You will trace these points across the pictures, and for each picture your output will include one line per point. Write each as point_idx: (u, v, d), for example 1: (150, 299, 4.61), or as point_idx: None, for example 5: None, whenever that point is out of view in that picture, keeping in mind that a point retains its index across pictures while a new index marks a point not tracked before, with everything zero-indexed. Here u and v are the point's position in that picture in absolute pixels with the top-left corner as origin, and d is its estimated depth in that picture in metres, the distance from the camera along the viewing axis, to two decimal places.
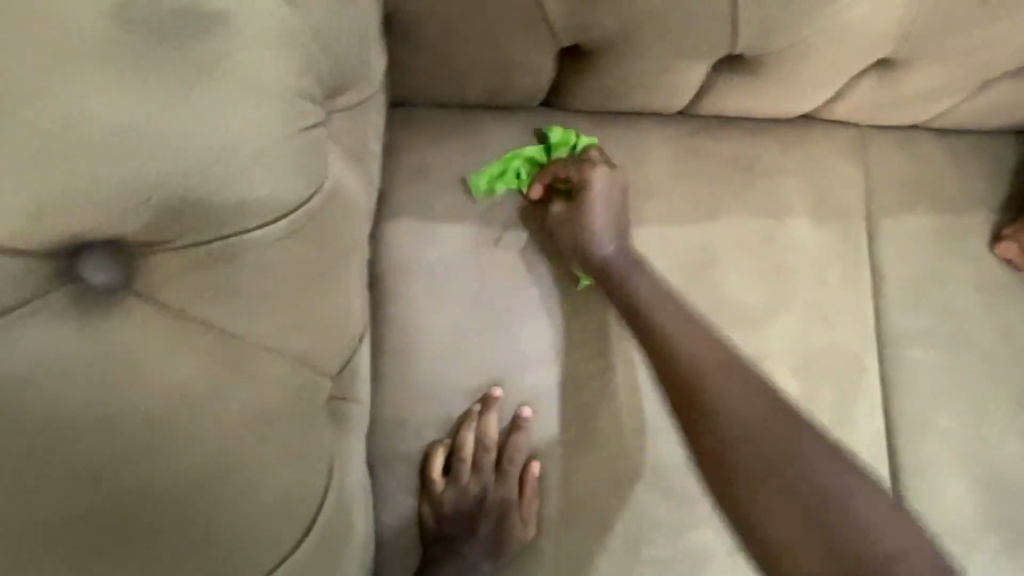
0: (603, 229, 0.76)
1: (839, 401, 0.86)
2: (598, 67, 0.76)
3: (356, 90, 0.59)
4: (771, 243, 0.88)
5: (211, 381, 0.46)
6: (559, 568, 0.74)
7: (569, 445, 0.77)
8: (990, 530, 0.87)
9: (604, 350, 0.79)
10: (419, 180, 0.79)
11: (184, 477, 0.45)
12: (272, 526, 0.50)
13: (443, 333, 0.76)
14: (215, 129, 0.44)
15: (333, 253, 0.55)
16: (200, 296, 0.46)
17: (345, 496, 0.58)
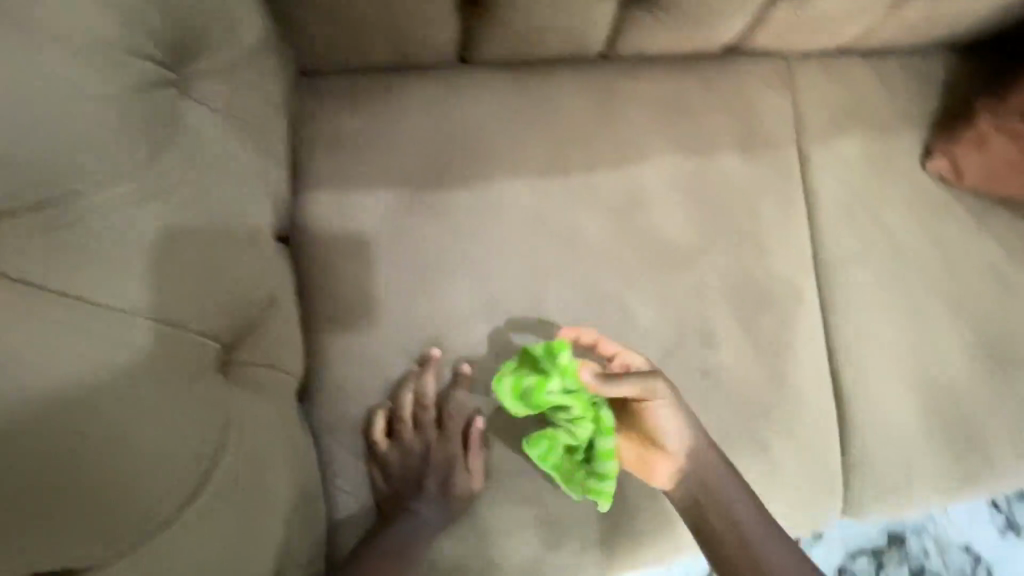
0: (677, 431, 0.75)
1: (780, 330, 0.88)
2: (501, 15, 0.74)
3: (218, 50, 0.58)
4: (703, 180, 0.88)
5: (60, 333, 0.41)
6: (509, 509, 0.77)
7: None
8: (931, 435, 0.90)
9: (538, 300, 0.81)
10: (335, 148, 0.77)
11: (29, 449, 0.38)
12: (162, 489, 0.46)
13: (374, 300, 0.76)
14: (35, 82, 0.40)
15: (210, 219, 0.54)
16: (35, 255, 0.42)
17: (259, 456, 0.56)
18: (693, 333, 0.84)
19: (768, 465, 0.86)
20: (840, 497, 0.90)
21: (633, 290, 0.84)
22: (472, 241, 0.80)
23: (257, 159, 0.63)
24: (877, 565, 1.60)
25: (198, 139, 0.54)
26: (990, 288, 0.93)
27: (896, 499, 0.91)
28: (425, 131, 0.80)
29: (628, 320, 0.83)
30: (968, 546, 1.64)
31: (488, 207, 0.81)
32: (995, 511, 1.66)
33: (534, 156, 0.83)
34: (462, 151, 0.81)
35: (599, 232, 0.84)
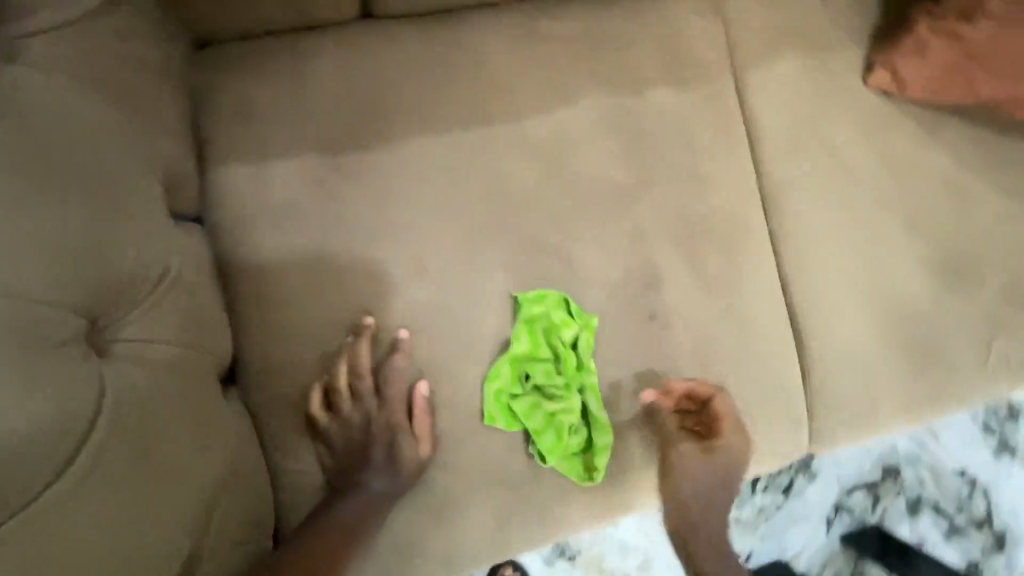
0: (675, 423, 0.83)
1: (726, 266, 0.86)
2: None
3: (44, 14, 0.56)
4: (635, 121, 0.85)
5: None
6: (465, 469, 0.77)
7: (455, 356, 0.78)
8: (890, 357, 0.89)
9: (474, 257, 0.79)
10: (239, 120, 0.73)
11: None
12: (19, 463, 0.43)
13: (300, 273, 0.74)
14: None
15: (69, 182, 0.50)
16: None
17: (146, 429, 0.51)
18: (636, 277, 0.83)
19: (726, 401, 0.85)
20: (806, 429, 0.90)
21: (572, 237, 0.82)
22: (397, 206, 0.77)
23: (136, 135, 0.59)
24: (873, 496, 1.61)
25: (46, 108, 0.52)
26: (940, 201, 0.90)
27: (862, 424, 0.90)
28: (334, 92, 0.76)
29: (568, 271, 0.81)
30: (964, 470, 1.63)
31: (411, 169, 0.78)
32: (990, 433, 1.65)
33: (453, 107, 0.79)
34: (377, 111, 0.77)
35: (531, 184, 0.81)
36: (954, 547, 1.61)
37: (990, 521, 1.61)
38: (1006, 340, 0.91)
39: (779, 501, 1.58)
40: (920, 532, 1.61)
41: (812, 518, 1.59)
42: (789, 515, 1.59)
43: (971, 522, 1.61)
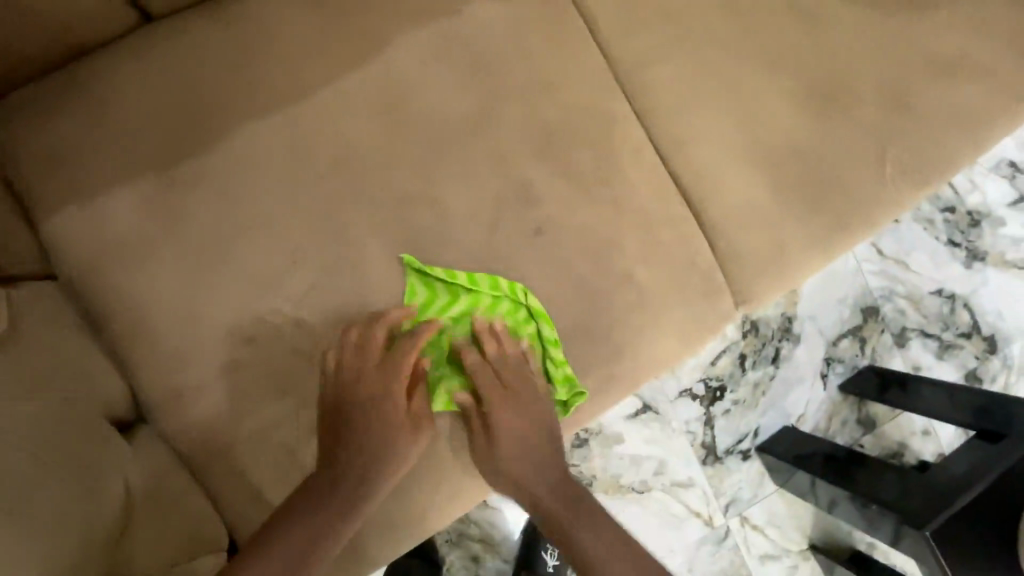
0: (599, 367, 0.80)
1: (598, 157, 0.84)
2: None
3: None
4: (461, 42, 0.81)
5: None
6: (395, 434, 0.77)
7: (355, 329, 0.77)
8: (788, 199, 0.88)
9: (341, 230, 0.77)
10: (49, 167, 0.71)
11: None
12: None
13: (165, 299, 0.73)
14: None
15: None
16: None
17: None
18: (509, 197, 0.82)
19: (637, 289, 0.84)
20: (728, 294, 0.89)
21: (432, 180, 0.80)
22: (244, 200, 0.75)
23: None
24: (860, 340, 1.63)
25: None
26: (791, 29, 0.89)
27: (783, 272, 0.89)
28: (138, 110, 0.73)
29: (440, 212, 0.80)
30: (941, 288, 1.64)
31: (246, 159, 0.75)
32: (957, 246, 1.65)
33: (268, 87, 0.76)
34: (191, 113, 0.74)
35: (375, 138, 0.79)
36: (950, 363, 1.63)
37: (978, 329, 1.63)
38: (897, 148, 0.91)
39: (771, 372, 1.59)
40: (913, 360, 1.63)
41: (806, 378, 1.61)
42: (783, 383, 1.60)
43: (959, 335, 1.63)
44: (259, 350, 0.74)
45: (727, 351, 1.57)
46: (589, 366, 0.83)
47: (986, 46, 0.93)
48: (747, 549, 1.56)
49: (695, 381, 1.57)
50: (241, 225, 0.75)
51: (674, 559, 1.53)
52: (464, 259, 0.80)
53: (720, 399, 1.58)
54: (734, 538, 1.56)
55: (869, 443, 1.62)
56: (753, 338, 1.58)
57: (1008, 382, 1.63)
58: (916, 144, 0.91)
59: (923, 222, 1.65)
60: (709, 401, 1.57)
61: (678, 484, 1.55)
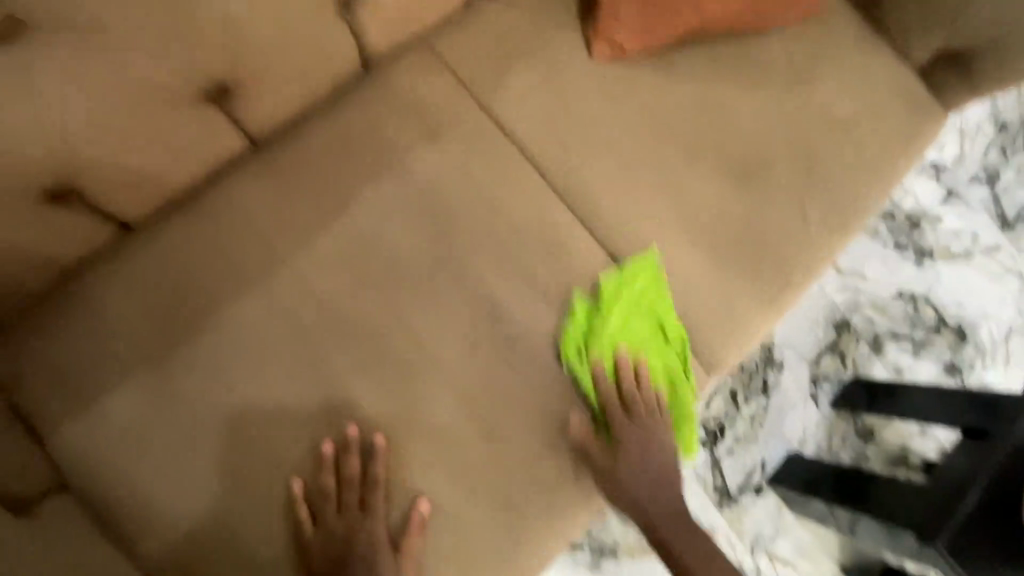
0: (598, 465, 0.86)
1: (556, 266, 0.92)
2: (101, 190, 0.72)
3: None
4: (415, 188, 0.89)
5: None
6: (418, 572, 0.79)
7: (380, 496, 0.79)
8: (735, 269, 0.98)
9: (335, 386, 0.81)
10: (52, 385, 0.75)
11: None
12: None
13: (175, 488, 0.75)
14: None
15: None
16: None
17: None
18: (484, 319, 0.87)
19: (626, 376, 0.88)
20: (699, 365, 0.96)
21: (411, 317, 0.85)
22: (238, 374, 0.79)
23: None
24: (840, 355, 1.70)
25: None
26: (702, 122, 1.00)
27: (744, 335, 0.97)
28: (133, 315, 0.78)
29: (423, 347, 0.84)
30: (900, 290, 1.74)
31: (235, 335, 0.80)
32: (904, 248, 1.77)
33: (246, 266, 0.82)
34: (179, 305, 0.79)
35: (350, 291, 0.84)
36: (928, 359, 1.71)
37: (944, 321, 1.73)
38: (816, 206, 1.02)
39: (764, 403, 1.65)
40: (893, 363, 1.70)
41: (798, 403, 1.67)
42: (778, 412, 1.65)
43: (928, 330, 1.72)
44: (271, 519, 0.76)
45: (719, 391, 1.63)
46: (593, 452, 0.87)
47: (870, 104, 1.06)
48: None
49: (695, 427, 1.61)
50: (241, 398, 0.78)
51: None
52: (455, 385, 0.84)
53: (722, 439, 1.62)
54: None
55: (874, 454, 1.66)
56: (739, 375, 1.64)
57: (984, 366, 1.71)
58: (833, 199, 1.02)
59: (870, 232, 1.76)
60: (712, 443, 1.61)
61: None
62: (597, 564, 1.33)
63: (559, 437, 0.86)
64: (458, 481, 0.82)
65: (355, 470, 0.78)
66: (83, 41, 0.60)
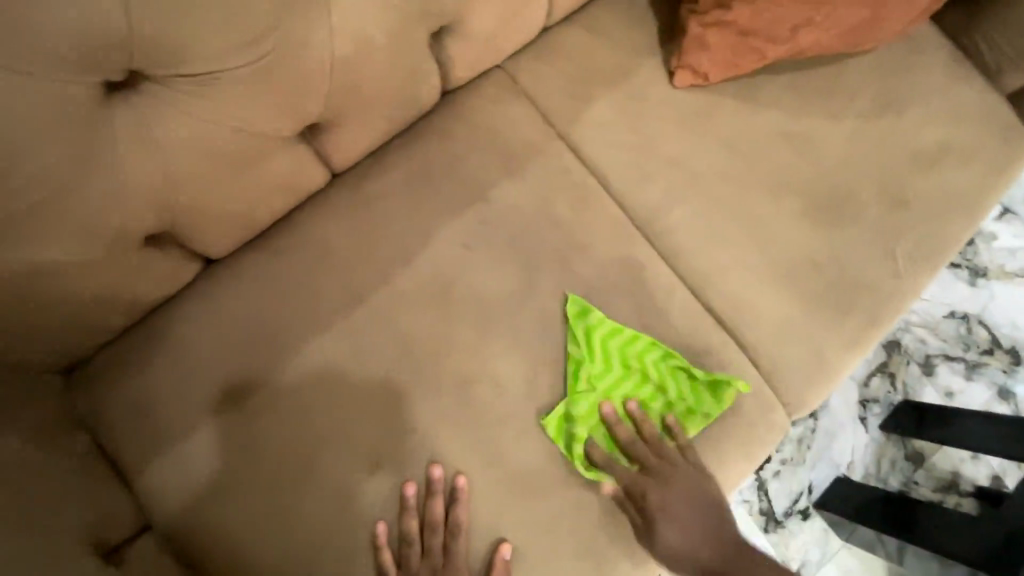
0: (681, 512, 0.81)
1: (636, 303, 0.90)
2: (195, 230, 0.71)
3: None
4: (495, 224, 0.88)
5: None
6: None
7: (463, 540, 0.77)
8: (818, 306, 0.94)
9: (417, 426, 0.80)
10: (138, 423, 0.75)
11: None
12: None
13: (259, 530, 0.74)
14: None
15: None
16: None
17: None
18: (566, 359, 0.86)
19: (650, 457, 0.83)
20: (781, 408, 0.93)
21: (494, 356, 0.84)
22: (320, 413, 0.78)
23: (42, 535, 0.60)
24: (890, 376, 1.65)
25: None
26: (784, 154, 0.97)
27: (826, 375, 0.94)
28: (218, 353, 0.77)
29: (505, 387, 0.83)
30: (953, 310, 1.68)
31: (317, 373, 0.79)
32: (958, 267, 1.71)
33: (328, 303, 0.81)
34: (262, 343, 0.78)
35: (432, 330, 0.83)
36: (981, 382, 1.63)
37: (999, 342, 1.66)
38: (904, 241, 0.98)
39: (812, 425, 1.61)
40: (945, 385, 1.64)
41: (848, 424, 1.62)
42: (826, 434, 1.61)
43: (982, 352, 1.65)
44: (355, 564, 0.75)
45: None
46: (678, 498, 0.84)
47: (959, 134, 1.01)
48: None
49: None
50: (323, 437, 0.77)
51: None
52: (536, 424, 0.83)
53: (770, 462, 1.58)
54: None
55: (924, 479, 1.59)
56: None
57: None
58: (922, 235, 0.98)
59: None
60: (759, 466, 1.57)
61: None
62: None
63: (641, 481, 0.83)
64: (540, 525, 0.80)
65: (437, 513, 0.77)
66: (189, 88, 0.59)
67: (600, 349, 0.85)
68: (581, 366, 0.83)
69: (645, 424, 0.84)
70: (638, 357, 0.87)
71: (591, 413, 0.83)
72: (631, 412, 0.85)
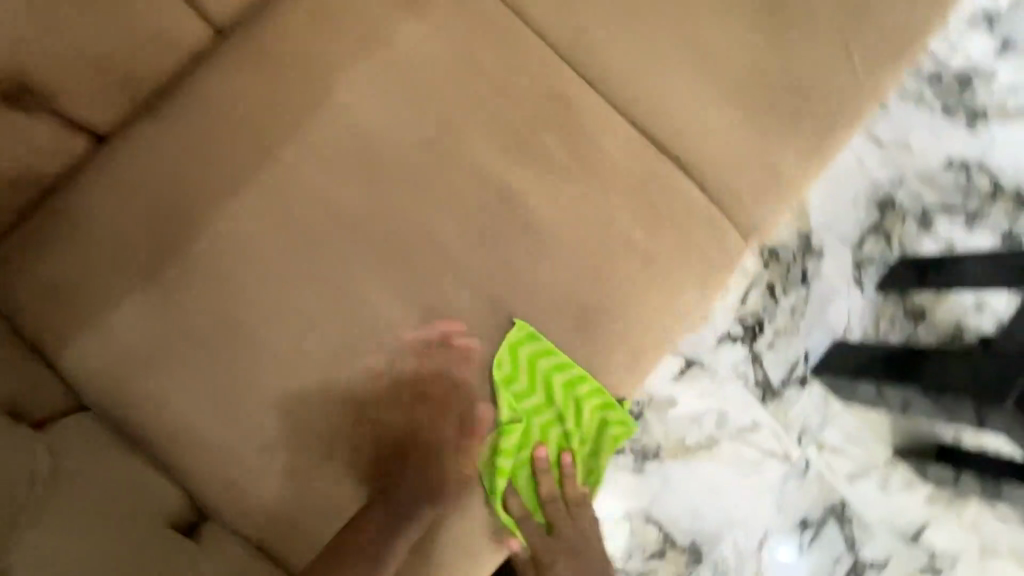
0: (622, 336, 0.83)
1: (565, 136, 0.83)
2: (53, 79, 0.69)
3: None
4: (400, 67, 0.81)
5: None
6: (450, 453, 0.78)
7: (403, 387, 0.78)
8: (767, 121, 0.87)
9: (342, 282, 0.78)
10: (51, 305, 0.73)
11: None
12: None
13: (190, 398, 0.73)
14: None
15: None
16: None
17: None
18: (492, 201, 0.81)
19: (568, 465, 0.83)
20: (734, 232, 0.88)
21: (414, 206, 0.79)
22: (237, 279, 0.75)
23: None
24: (885, 236, 1.52)
25: None
26: None
27: (779, 195, 0.88)
28: (122, 228, 0.74)
29: (430, 237, 0.79)
30: (951, 160, 1.53)
31: (227, 239, 0.75)
32: (954, 112, 1.54)
33: (229, 166, 0.76)
34: (165, 213, 0.75)
35: (344, 185, 0.78)
36: (984, 231, 1.51)
37: (1002, 186, 1.52)
38: (863, 37, 0.87)
39: (804, 294, 1.51)
40: (945, 239, 1.51)
41: (842, 289, 1.51)
42: (820, 300, 1.51)
43: (985, 199, 1.52)
44: (297, 421, 0.75)
45: (754, 286, 1.50)
46: (621, 328, 0.83)
47: None
48: (832, 474, 1.47)
49: (731, 324, 1.50)
50: (244, 301, 0.75)
51: (760, 507, 1.48)
52: (467, 270, 0.80)
53: (761, 334, 1.50)
54: (815, 468, 1.48)
55: (925, 335, 1.49)
56: (775, 266, 1.51)
57: None
58: (885, 28, 0.88)
59: (913, 99, 1.54)
60: (751, 339, 1.50)
61: (745, 429, 1.48)
62: (639, 466, 1.46)
63: (580, 316, 0.82)
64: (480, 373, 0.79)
65: (375, 363, 0.77)
66: None
67: (542, 384, 0.80)
68: (517, 431, 0.79)
69: (572, 478, 0.84)
70: (569, 400, 0.82)
71: (526, 467, 0.82)
72: (562, 466, 0.83)
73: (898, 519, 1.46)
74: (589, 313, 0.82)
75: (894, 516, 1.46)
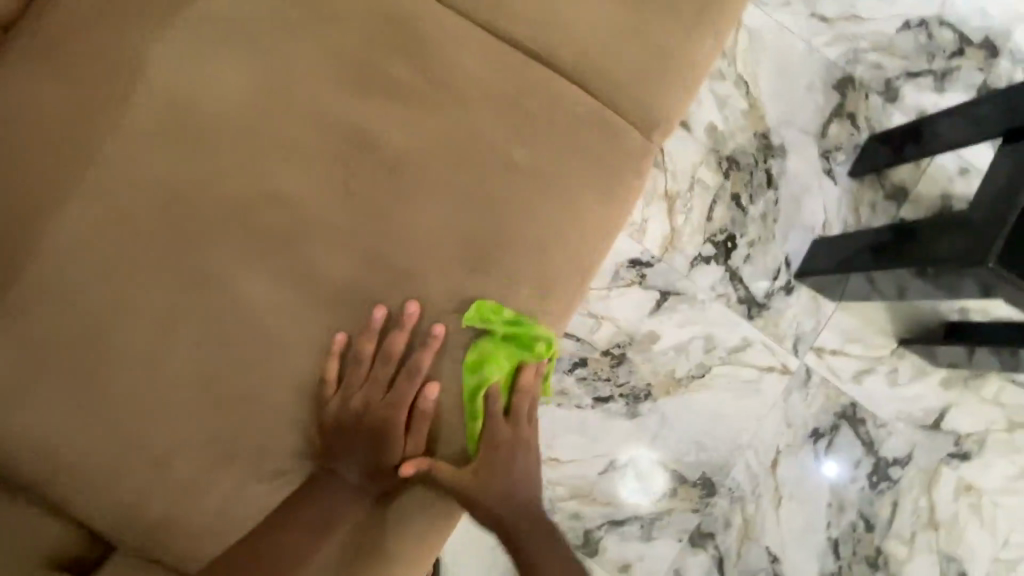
0: (526, 266, 0.74)
1: (418, 59, 0.74)
2: None
3: None
4: (216, 21, 0.71)
5: None
6: (353, 430, 0.70)
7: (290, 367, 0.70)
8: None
9: (196, 269, 0.69)
10: None
11: None
12: None
13: (48, 427, 0.66)
14: None
15: None
16: None
17: None
18: (349, 148, 0.72)
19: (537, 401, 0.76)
20: (633, 128, 0.78)
21: (262, 170, 0.71)
22: (76, 287, 0.67)
23: None
24: (849, 117, 1.33)
25: None
26: None
27: (676, 77, 0.77)
28: None
29: (286, 201, 0.71)
30: (908, 19, 1.33)
31: (57, 246, 0.67)
32: None
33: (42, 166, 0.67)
34: None
35: (178, 163, 0.70)
36: (956, 91, 1.33)
37: (968, 39, 1.33)
38: None
39: (773, 197, 1.31)
40: (913, 108, 1.33)
41: (813, 184, 1.32)
42: (792, 200, 1.31)
43: (951, 58, 1.33)
44: (176, 428, 0.67)
45: (716, 199, 1.30)
46: (523, 258, 0.73)
47: None
48: (837, 378, 1.30)
49: (701, 246, 1.29)
50: (91, 309, 0.67)
51: (768, 426, 1.29)
52: (335, 229, 0.71)
53: (735, 249, 1.30)
54: (818, 374, 1.30)
55: (911, 215, 1.32)
56: (736, 173, 1.31)
57: None
58: None
59: None
60: (726, 256, 1.30)
61: (735, 349, 1.29)
62: (635, 410, 1.28)
63: (473, 254, 0.73)
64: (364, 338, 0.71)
65: (251, 349, 0.69)
66: None
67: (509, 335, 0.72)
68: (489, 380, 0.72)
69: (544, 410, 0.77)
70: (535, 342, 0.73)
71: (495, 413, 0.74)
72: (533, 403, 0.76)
73: (913, 408, 1.30)
74: (482, 249, 0.73)
75: (911, 406, 1.30)
